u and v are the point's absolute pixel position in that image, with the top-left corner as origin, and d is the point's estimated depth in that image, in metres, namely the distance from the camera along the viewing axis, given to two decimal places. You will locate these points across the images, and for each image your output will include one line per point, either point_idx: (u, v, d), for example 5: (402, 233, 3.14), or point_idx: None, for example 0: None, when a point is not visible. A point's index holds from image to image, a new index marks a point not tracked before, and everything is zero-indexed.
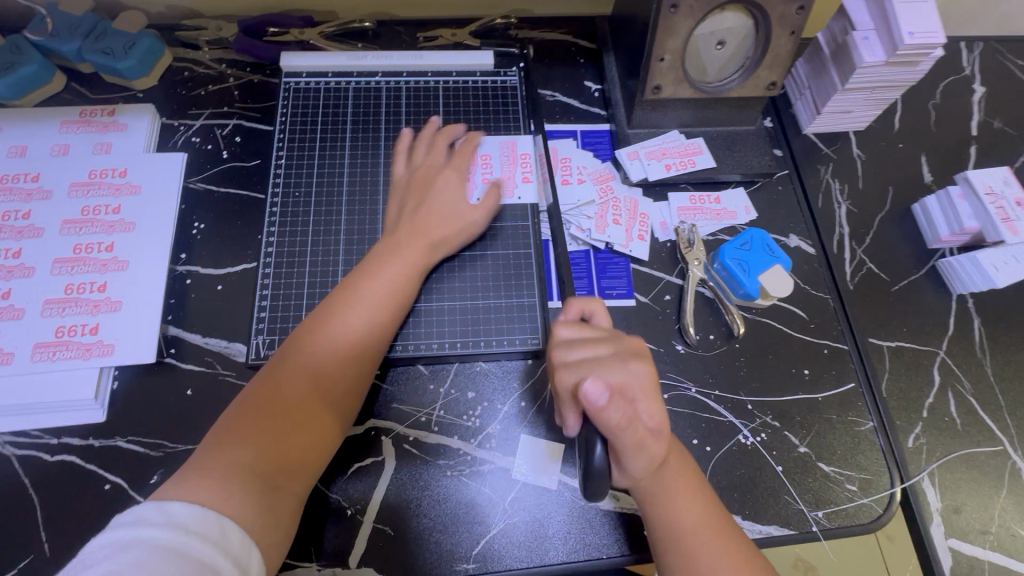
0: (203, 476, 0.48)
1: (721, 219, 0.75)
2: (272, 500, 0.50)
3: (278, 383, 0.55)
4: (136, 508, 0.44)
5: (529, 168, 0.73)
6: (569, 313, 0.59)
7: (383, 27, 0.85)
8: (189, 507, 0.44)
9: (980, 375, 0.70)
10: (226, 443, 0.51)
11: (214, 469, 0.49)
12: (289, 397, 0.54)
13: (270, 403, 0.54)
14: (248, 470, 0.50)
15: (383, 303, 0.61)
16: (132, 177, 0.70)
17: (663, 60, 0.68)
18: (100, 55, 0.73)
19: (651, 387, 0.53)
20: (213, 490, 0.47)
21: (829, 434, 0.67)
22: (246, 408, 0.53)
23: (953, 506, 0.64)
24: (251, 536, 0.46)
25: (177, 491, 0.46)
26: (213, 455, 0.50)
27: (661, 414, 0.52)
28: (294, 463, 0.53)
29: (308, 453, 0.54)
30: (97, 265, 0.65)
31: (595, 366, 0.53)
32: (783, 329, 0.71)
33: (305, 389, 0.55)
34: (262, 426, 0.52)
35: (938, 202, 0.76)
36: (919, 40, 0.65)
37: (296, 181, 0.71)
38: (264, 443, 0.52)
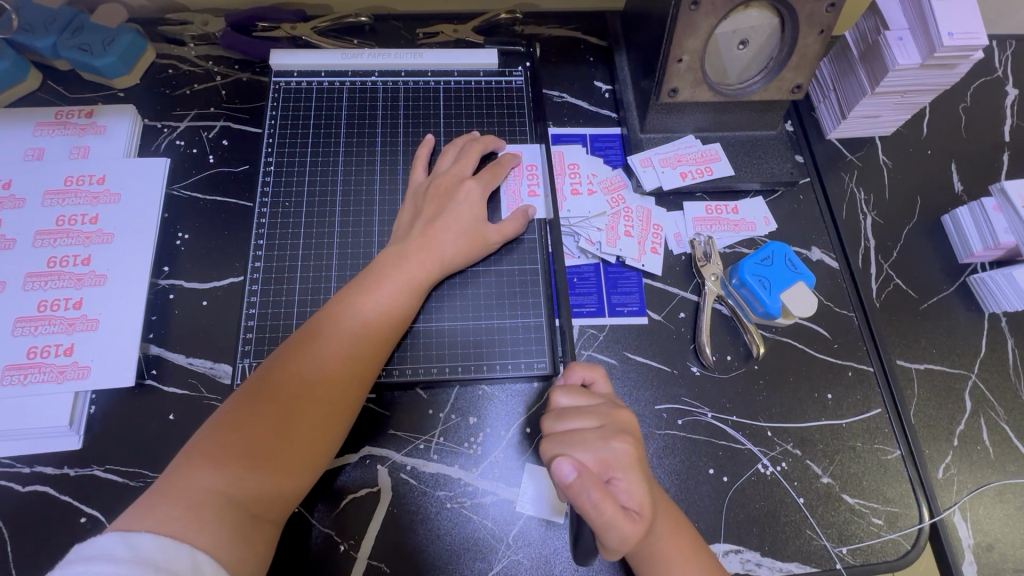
0: (175, 505, 0.44)
1: (739, 231, 0.71)
2: (246, 530, 0.46)
3: (263, 400, 0.51)
4: (96, 542, 0.40)
5: (535, 180, 0.68)
6: (570, 378, 0.55)
7: (380, 22, 0.79)
8: (158, 540, 0.41)
9: (1014, 401, 0.66)
10: (200, 465, 0.47)
11: (186, 496, 0.45)
12: (272, 416, 0.50)
13: (251, 422, 0.50)
14: (223, 497, 0.46)
15: (381, 317, 0.56)
16: (110, 184, 0.65)
17: (681, 62, 0.63)
18: (77, 52, 0.68)
19: (634, 466, 0.47)
20: (187, 522, 0.44)
21: (854, 463, 0.62)
22: (226, 427, 0.49)
23: (985, 543, 0.61)
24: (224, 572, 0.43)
25: (147, 523, 0.43)
26: (188, 478, 0.46)
27: (641, 494, 0.47)
28: (273, 490, 0.49)
29: (291, 477, 0.50)
30: (73, 280, 0.61)
31: (576, 439, 0.48)
32: (805, 350, 0.67)
33: (291, 407, 0.51)
34: (243, 445, 0.48)
35: (970, 214, 0.71)
36: (959, 41, 0.61)
37: (285, 188, 0.66)
38: (242, 466, 0.48)
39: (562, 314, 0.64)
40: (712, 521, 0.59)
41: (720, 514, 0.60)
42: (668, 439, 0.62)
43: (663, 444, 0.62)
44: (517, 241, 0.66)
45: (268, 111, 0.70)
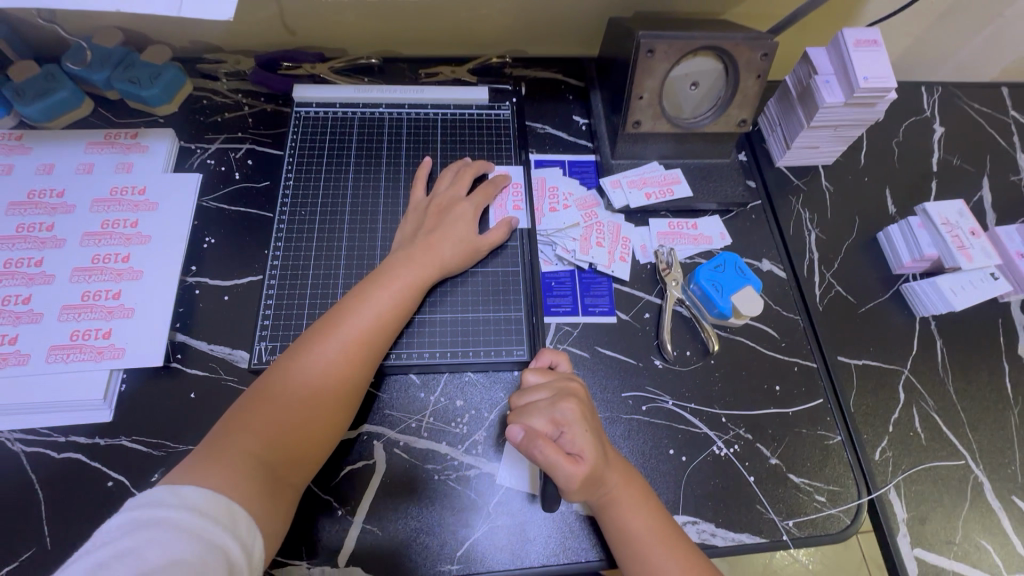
0: (212, 467, 0.51)
1: (698, 244, 0.81)
2: (271, 489, 0.53)
3: (284, 381, 0.58)
4: (146, 494, 0.47)
5: (520, 197, 0.78)
6: (539, 362, 0.65)
7: (388, 63, 0.92)
8: (203, 494, 0.48)
9: (942, 393, 0.75)
10: (232, 436, 0.54)
11: (221, 459, 0.52)
12: (293, 395, 0.57)
13: (275, 400, 0.57)
14: (252, 460, 0.53)
15: (389, 312, 0.64)
16: (150, 195, 0.75)
17: (642, 98, 0.75)
18: (127, 84, 0.80)
19: (580, 419, 0.58)
20: (224, 480, 0.50)
21: (800, 447, 0.70)
22: (252, 403, 0.57)
23: (918, 517, 0.68)
24: (254, 524, 0.50)
25: (189, 479, 0.49)
26: (222, 447, 0.53)
27: (584, 442, 0.57)
28: (294, 458, 0.56)
29: (308, 446, 0.57)
30: (114, 275, 0.70)
31: (531, 408, 0.59)
32: (756, 347, 0.75)
33: (309, 387, 0.58)
34: (267, 419, 0.56)
35: (900, 230, 0.81)
36: (873, 84, 0.72)
37: (302, 201, 0.76)
38: (267, 436, 0.55)
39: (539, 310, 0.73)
40: (672, 494, 0.66)
41: (680, 489, 0.67)
42: (633, 422, 0.70)
43: (629, 426, 0.69)
44: (503, 248, 0.76)
45: (289, 136, 0.81)
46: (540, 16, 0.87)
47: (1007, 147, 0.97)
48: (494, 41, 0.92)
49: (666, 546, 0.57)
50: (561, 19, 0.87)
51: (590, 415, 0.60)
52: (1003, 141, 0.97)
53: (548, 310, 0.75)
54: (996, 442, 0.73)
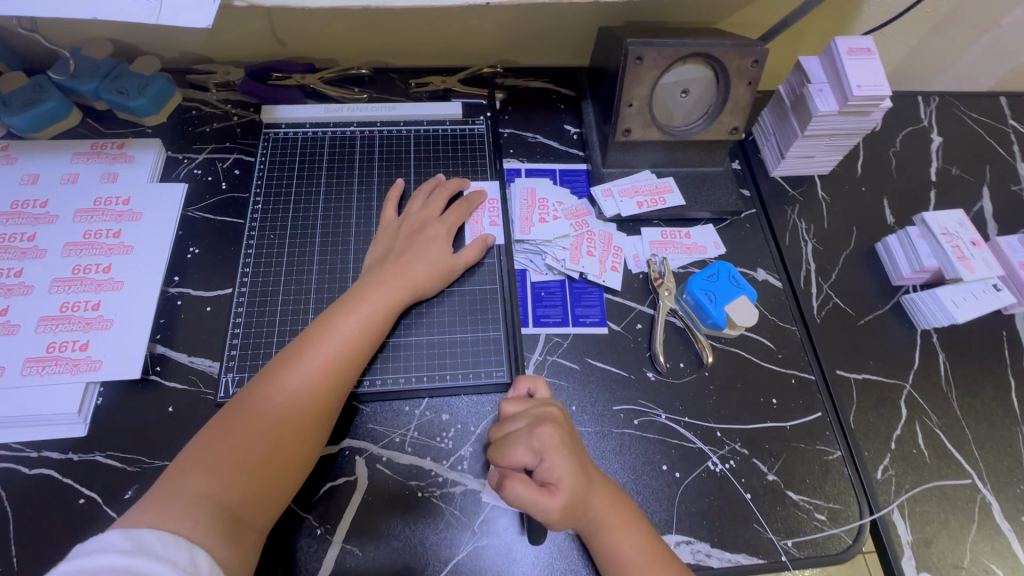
0: (168, 507, 0.49)
1: (692, 254, 0.79)
2: (236, 527, 0.51)
3: (248, 413, 0.56)
4: (99, 538, 0.44)
5: (495, 212, 0.78)
6: (517, 389, 0.63)
7: (380, 74, 0.92)
8: (162, 536, 0.46)
9: (946, 407, 0.72)
10: (190, 473, 0.52)
11: (182, 499, 0.50)
12: (257, 428, 0.56)
13: (238, 434, 0.55)
14: (215, 497, 0.51)
15: (357, 336, 0.62)
16: (134, 205, 0.75)
17: (632, 106, 0.74)
18: (115, 94, 0.79)
19: (558, 444, 0.56)
20: (181, 521, 0.48)
21: (798, 463, 0.67)
22: (214, 438, 0.55)
23: (923, 539, 0.65)
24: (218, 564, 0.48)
25: (145, 521, 0.48)
26: (180, 484, 0.51)
27: (562, 468, 0.55)
28: (257, 494, 0.54)
29: (275, 479, 0.55)
30: (94, 285, 0.69)
31: (509, 437, 0.57)
32: (752, 360, 0.73)
33: (275, 418, 0.56)
34: (229, 454, 0.54)
35: (899, 241, 0.80)
36: (867, 92, 0.71)
37: (273, 218, 0.75)
38: (230, 472, 0.53)
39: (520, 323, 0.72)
40: (665, 513, 0.64)
41: (674, 506, 0.64)
42: (624, 437, 0.67)
43: (620, 441, 0.67)
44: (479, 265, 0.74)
45: (259, 152, 0.80)
46: (530, 27, 0.86)
47: (1006, 156, 0.95)
48: (485, 52, 0.92)
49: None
50: (552, 29, 0.87)
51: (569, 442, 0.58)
52: (1002, 150, 0.96)
53: (537, 320, 0.73)
54: (1003, 460, 0.70)
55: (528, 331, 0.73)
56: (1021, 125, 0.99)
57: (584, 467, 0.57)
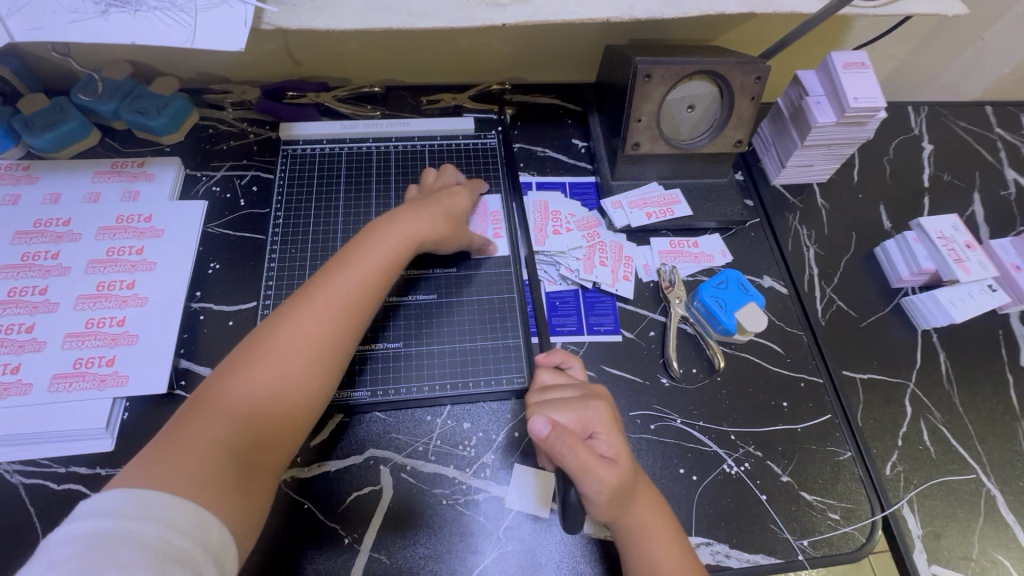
0: (178, 457, 0.46)
1: (699, 262, 0.82)
2: (246, 483, 0.49)
3: (256, 362, 0.53)
4: (100, 499, 0.42)
5: (499, 225, 0.80)
6: (550, 360, 0.65)
7: (391, 91, 0.94)
8: (129, 497, 0.42)
9: (950, 407, 0.75)
10: (203, 417, 0.50)
11: (189, 450, 0.47)
12: (273, 371, 0.53)
13: (247, 381, 0.52)
14: (224, 450, 0.48)
15: (374, 279, 0.61)
16: (156, 222, 0.76)
17: (640, 121, 0.77)
18: (135, 115, 0.81)
19: (610, 422, 0.58)
20: (190, 475, 0.46)
21: (810, 464, 0.69)
22: (220, 387, 0.52)
23: (933, 533, 0.67)
24: (226, 528, 0.45)
25: (151, 476, 0.45)
26: (193, 431, 0.49)
27: (618, 446, 0.57)
28: (272, 441, 0.52)
29: (286, 429, 0.53)
30: (118, 301, 0.70)
31: (559, 405, 0.59)
32: (761, 363, 0.75)
33: (291, 361, 0.54)
34: (238, 402, 0.51)
35: (897, 246, 0.82)
36: (864, 104, 0.74)
37: (292, 232, 0.76)
38: (244, 419, 0.51)
39: (537, 332, 0.74)
40: (685, 516, 0.65)
41: (692, 510, 0.66)
42: (642, 442, 0.69)
43: (638, 446, 0.69)
44: (495, 273, 0.77)
45: (278, 167, 0.81)
46: (537, 44, 0.89)
47: (994, 163, 0.99)
48: (493, 69, 0.94)
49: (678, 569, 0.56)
50: (558, 46, 0.90)
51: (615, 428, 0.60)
52: (991, 157, 1.00)
53: (553, 329, 0.75)
54: (1005, 454, 0.73)
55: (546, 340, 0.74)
56: (1008, 133, 1.03)
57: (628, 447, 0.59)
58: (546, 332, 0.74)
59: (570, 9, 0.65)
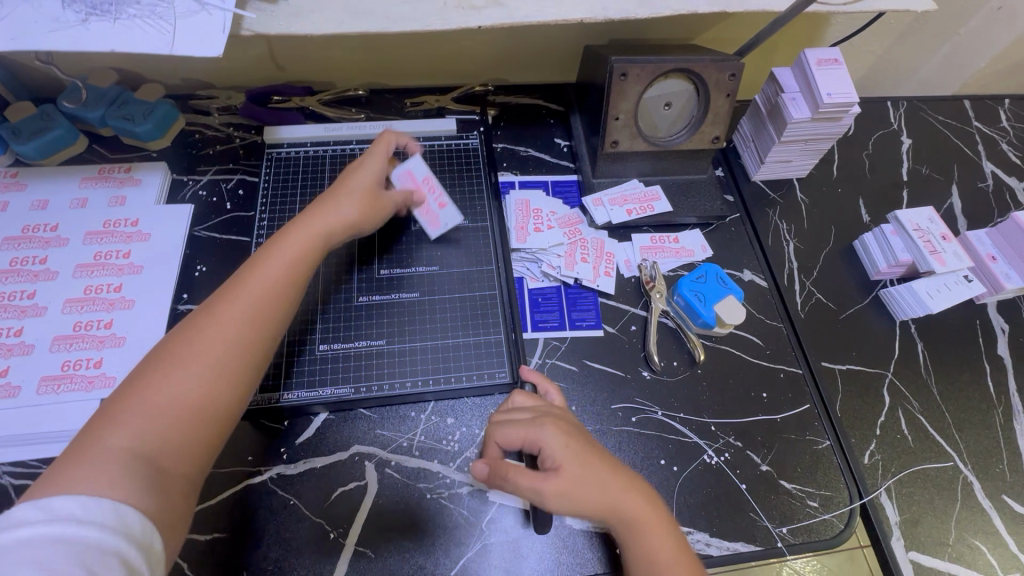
0: (85, 468, 0.43)
1: (680, 257, 0.83)
2: (165, 480, 0.46)
3: (168, 364, 0.50)
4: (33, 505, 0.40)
5: (440, 191, 0.73)
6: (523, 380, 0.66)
7: (376, 94, 0.96)
8: (39, 501, 0.40)
9: (927, 395, 0.76)
10: (112, 426, 0.46)
11: (92, 460, 0.44)
12: (189, 369, 0.50)
13: (158, 383, 0.49)
14: (136, 454, 0.46)
15: (292, 272, 0.58)
16: (143, 226, 0.77)
17: (618, 119, 0.78)
18: (121, 121, 0.82)
19: (561, 435, 0.56)
20: (99, 482, 0.43)
21: (790, 453, 0.71)
22: (135, 387, 0.49)
23: (911, 520, 0.68)
24: (150, 524, 0.43)
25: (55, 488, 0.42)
26: (102, 440, 0.46)
27: (569, 453, 0.55)
28: (192, 441, 0.49)
29: (209, 423, 0.50)
30: (105, 305, 0.71)
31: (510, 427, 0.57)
32: (741, 356, 0.77)
33: (209, 358, 0.51)
34: (155, 399, 0.48)
35: (874, 238, 0.84)
36: (837, 99, 0.76)
37: (277, 235, 0.78)
38: (162, 419, 0.48)
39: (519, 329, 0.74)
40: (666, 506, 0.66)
41: (674, 500, 0.67)
42: (624, 434, 0.70)
43: (620, 439, 0.70)
44: (476, 271, 0.77)
45: (262, 171, 0.83)
46: (518, 46, 0.91)
47: (972, 155, 1.01)
48: (476, 71, 0.96)
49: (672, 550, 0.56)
50: (539, 48, 0.91)
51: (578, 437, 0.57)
52: (969, 150, 1.01)
53: (535, 326, 0.76)
54: (982, 441, 0.74)
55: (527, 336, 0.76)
56: (985, 126, 1.05)
57: (587, 451, 0.56)
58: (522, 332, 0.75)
59: (544, 10, 0.67)
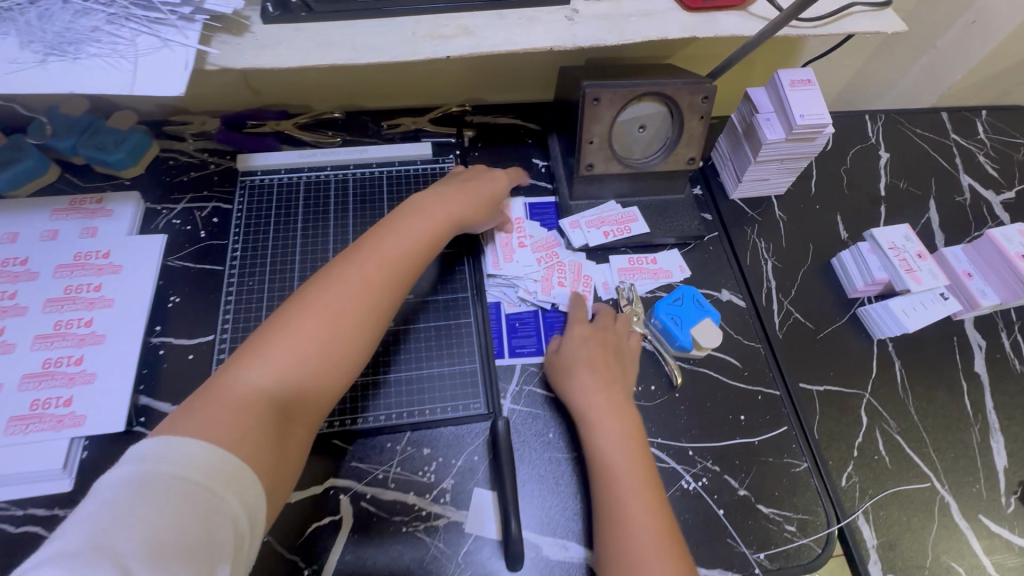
0: (219, 407, 0.49)
1: (658, 278, 0.83)
2: (280, 440, 0.51)
3: (299, 317, 0.57)
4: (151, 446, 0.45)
5: (523, 234, 0.83)
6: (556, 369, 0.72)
7: (352, 116, 0.95)
8: (176, 445, 0.45)
9: (904, 414, 0.76)
10: (249, 367, 0.53)
11: (234, 392, 0.51)
12: (316, 324, 0.57)
13: (290, 335, 0.56)
14: (264, 398, 0.52)
15: (407, 248, 0.65)
16: (114, 258, 0.76)
17: (592, 143, 0.78)
18: (94, 151, 0.81)
19: (593, 358, 0.69)
20: (231, 423, 0.49)
21: (768, 477, 0.71)
22: (267, 338, 0.55)
23: (888, 542, 0.68)
24: (260, 483, 0.47)
25: (195, 421, 0.48)
26: (237, 380, 0.52)
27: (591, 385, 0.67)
28: (310, 396, 0.55)
29: (322, 389, 0.56)
30: (76, 340, 0.70)
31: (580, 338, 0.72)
32: (719, 378, 0.76)
33: (334, 316, 0.58)
34: (283, 356, 0.54)
35: (851, 256, 0.84)
36: (810, 121, 0.76)
37: (251, 264, 0.77)
38: (287, 369, 0.54)
39: (491, 358, 0.74)
40: None
41: None
42: None
43: None
44: (450, 299, 0.77)
45: (236, 199, 0.82)
46: (494, 67, 0.90)
47: (949, 169, 1.01)
48: (453, 92, 0.95)
49: (644, 508, 0.58)
50: (515, 69, 0.91)
51: (605, 359, 0.70)
52: (946, 163, 1.02)
53: (513, 351, 0.76)
54: (959, 459, 0.74)
55: (503, 362, 0.75)
56: (962, 138, 1.05)
57: (615, 400, 0.66)
58: (494, 358, 0.74)
59: (512, 40, 0.67)
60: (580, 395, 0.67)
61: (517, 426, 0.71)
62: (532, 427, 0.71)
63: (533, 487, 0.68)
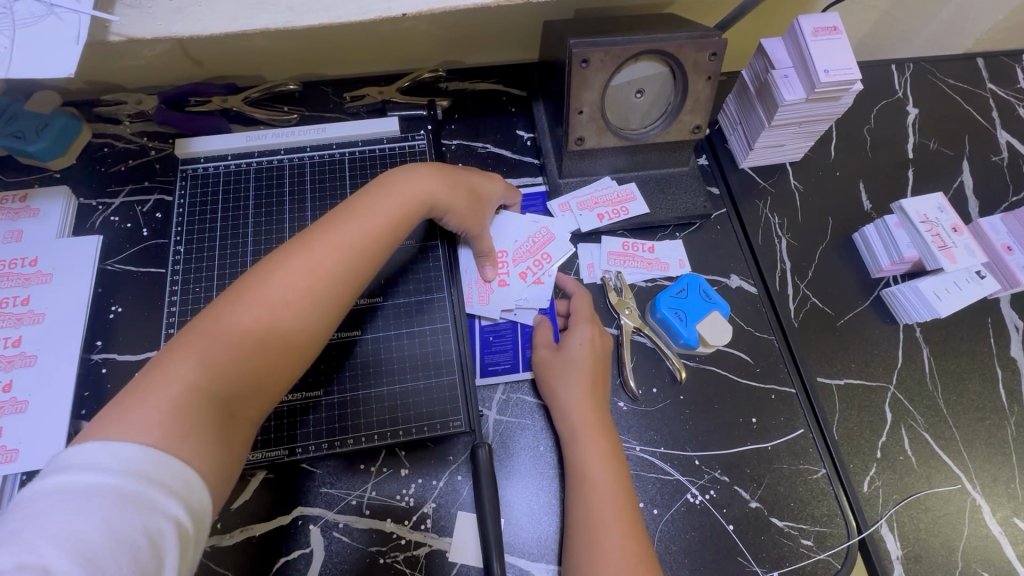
0: (144, 406, 0.41)
1: (652, 269, 0.74)
2: (222, 441, 0.43)
3: (244, 301, 0.47)
4: (78, 450, 0.37)
5: (506, 268, 0.71)
6: (546, 354, 0.65)
7: (310, 88, 0.83)
8: (105, 448, 0.38)
9: (933, 409, 0.69)
10: (181, 360, 0.44)
11: (160, 390, 0.42)
12: (260, 312, 0.47)
13: (230, 323, 0.46)
14: (199, 396, 0.43)
15: (372, 229, 0.55)
16: (43, 265, 0.67)
17: (582, 113, 0.67)
18: (9, 140, 0.70)
19: (590, 367, 0.63)
20: (161, 426, 0.40)
21: (783, 485, 0.64)
22: (205, 326, 0.46)
23: (913, 553, 0.63)
24: (200, 495, 0.40)
25: (116, 422, 0.39)
26: (166, 375, 0.43)
27: (585, 396, 0.61)
28: (252, 397, 0.47)
29: (271, 382, 0.48)
30: (4, 363, 0.62)
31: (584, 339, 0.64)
32: (727, 376, 0.69)
33: (284, 303, 0.48)
34: (225, 345, 0.46)
35: (876, 231, 0.75)
36: (835, 77, 0.65)
37: (197, 267, 0.69)
38: (226, 365, 0.45)
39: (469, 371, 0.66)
40: None
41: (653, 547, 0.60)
42: None
43: None
44: (429, 302, 0.69)
45: (177, 190, 0.73)
46: (468, 24, 0.78)
47: (985, 125, 0.90)
48: (424, 54, 0.83)
49: (623, 534, 0.52)
50: (493, 25, 0.79)
51: (599, 370, 0.63)
52: (982, 118, 0.90)
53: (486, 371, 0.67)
54: (991, 456, 0.67)
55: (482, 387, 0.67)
56: (1000, 89, 0.93)
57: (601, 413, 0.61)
58: (473, 371, 0.66)
59: None
60: (555, 397, 0.62)
61: (504, 441, 0.64)
62: (521, 441, 0.64)
63: (525, 509, 0.61)
